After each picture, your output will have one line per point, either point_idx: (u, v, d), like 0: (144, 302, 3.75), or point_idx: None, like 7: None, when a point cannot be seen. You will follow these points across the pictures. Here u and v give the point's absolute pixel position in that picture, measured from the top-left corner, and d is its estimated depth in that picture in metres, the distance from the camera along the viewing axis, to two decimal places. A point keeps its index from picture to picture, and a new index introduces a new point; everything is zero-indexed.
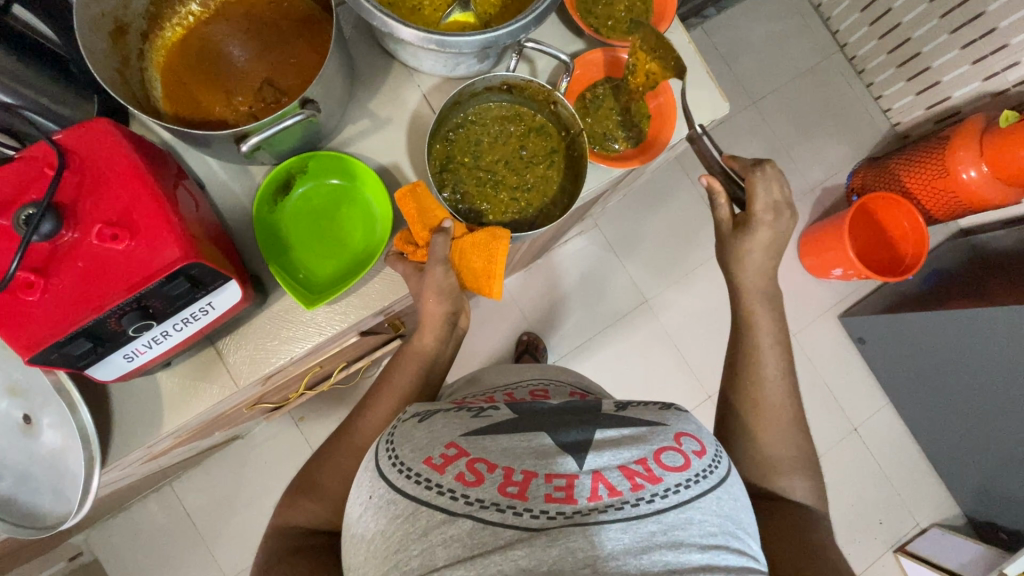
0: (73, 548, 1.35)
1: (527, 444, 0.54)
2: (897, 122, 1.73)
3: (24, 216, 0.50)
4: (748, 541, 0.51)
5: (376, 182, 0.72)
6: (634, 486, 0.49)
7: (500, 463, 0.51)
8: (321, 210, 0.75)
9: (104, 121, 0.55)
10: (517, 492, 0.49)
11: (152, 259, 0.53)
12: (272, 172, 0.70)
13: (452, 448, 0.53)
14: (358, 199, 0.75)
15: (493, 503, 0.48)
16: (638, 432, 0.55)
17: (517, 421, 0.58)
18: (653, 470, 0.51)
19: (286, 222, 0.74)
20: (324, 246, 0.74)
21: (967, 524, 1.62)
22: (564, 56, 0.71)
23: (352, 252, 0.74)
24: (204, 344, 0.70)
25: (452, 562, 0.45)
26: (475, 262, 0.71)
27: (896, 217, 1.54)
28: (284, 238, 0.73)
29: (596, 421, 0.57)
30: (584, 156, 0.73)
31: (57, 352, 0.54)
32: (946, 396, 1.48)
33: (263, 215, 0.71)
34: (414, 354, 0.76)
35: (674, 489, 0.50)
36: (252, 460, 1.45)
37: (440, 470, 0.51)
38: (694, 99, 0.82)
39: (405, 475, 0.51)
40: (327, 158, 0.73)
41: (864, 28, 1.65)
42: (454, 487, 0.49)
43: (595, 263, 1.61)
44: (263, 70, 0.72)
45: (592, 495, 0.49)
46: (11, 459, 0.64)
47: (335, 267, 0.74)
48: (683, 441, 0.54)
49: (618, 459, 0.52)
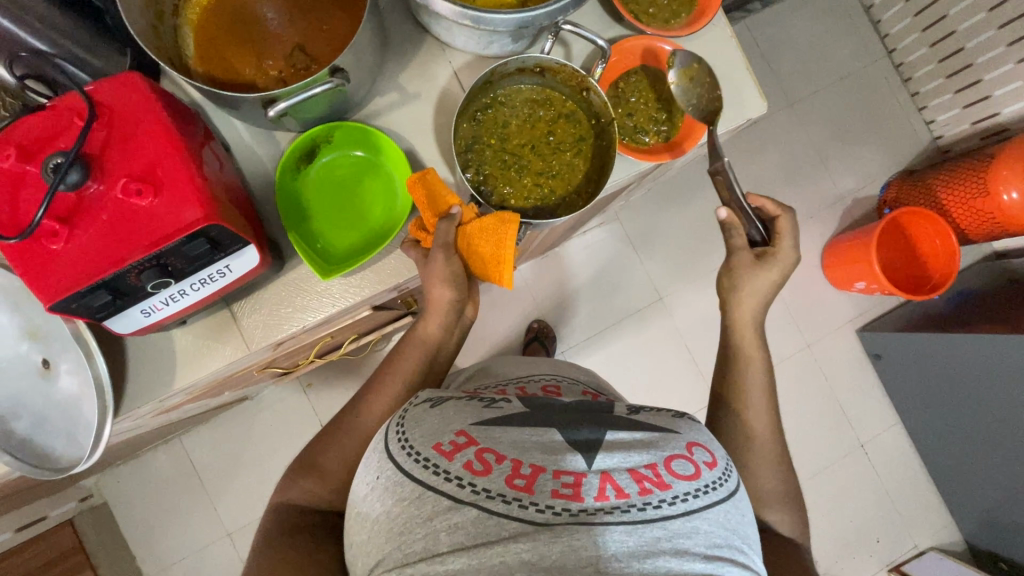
0: (83, 490, 1.40)
1: (537, 439, 0.54)
2: (939, 136, 1.67)
3: (52, 165, 0.51)
4: (753, 558, 0.51)
5: (400, 158, 0.72)
6: (643, 490, 0.49)
7: (509, 455, 0.51)
8: (344, 181, 0.75)
9: (134, 74, 0.55)
10: (524, 485, 0.49)
11: (174, 217, 0.53)
12: (298, 138, 0.70)
13: (462, 437, 0.53)
14: (379, 173, 0.75)
15: (500, 494, 0.48)
16: (651, 437, 0.55)
17: (529, 415, 0.58)
18: (663, 477, 0.50)
19: (308, 191, 0.74)
20: (344, 217, 0.74)
21: (967, 551, 1.60)
22: (601, 41, 0.69)
23: (372, 227, 0.74)
24: (219, 305, 0.71)
25: (456, 548, 0.46)
26: (483, 247, 0.70)
27: (928, 235, 1.49)
28: (305, 207, 0.73)
29: (608, 422, 0.56)
30: (613, 146, 0.71)
31: (77, 302, 0.54)
32: (959, 422, 1.45)
33: (286, 182, 0.72)
34: (415, 342, 0.77)
35: (682, 497, 0.49)
36: (259, 421, 1.48)
37: (449, 457, 0.51)
38: (733, 97, 0.80)
39: (414, 458, 0.52)
40: (352, 128, 0.72)
41: (916, 34, 1.58)
42: (463, 474, 0.49)
43: (611, 257, 1.59)
44: (296, 36, 0.72)
45: (599, 495, 0.48)
46: (28, 400, 0.66)
47: (352, 239, 0.74)
48: (695, 451, 0.54)
49: (628, 462, 0.51)
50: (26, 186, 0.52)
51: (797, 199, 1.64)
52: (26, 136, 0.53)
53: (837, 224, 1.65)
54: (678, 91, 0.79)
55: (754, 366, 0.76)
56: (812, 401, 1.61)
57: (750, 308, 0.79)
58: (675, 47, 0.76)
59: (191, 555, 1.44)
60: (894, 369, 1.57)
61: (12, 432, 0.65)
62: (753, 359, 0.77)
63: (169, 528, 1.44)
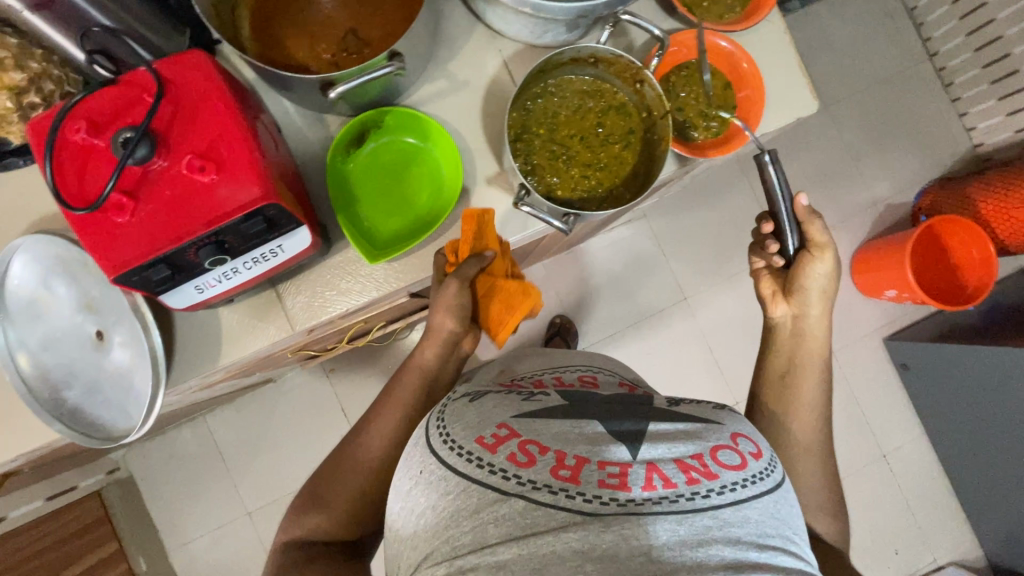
0: (111, 463, 1.43)
1: (580, 431, 0.53)
2: (979, 143, 1.63)
3: (122, 139, 0.52)
4: (804, 550, 0.50)
5: (450, 145, 0.72)
6: (690, 480, 0.49)
7: (553, 446, 0.51)
8: (391, 168, 0.75)
9: (199, 52, 0.56)
10: (570, 476, 0.49)
11: (236, 195, 0.54)
12: (350, 121, 0.70)
13: (504, 429, 0.53)
14: (427, 160, 0.75)
15: (546, 484, 0.48)
16: (694, 429, 0.55)
17: (569, 408, 0.58)
18: (709, 467, 0.50)
19: (355, 175, 0.74)
20: (389, 203, 0.75)
21: (989, 567, 1.57)
22: (658, 32, 0.68)
23: (417, 214, 0.75)
24: (265, 286, 0.72)
25: (505, 540, 0.46)
26: (494, 306, 0.80)
27: (965, 244, 1.46)
28: (351, 192, 0.74)
29: (648, 414, 0.57)
30: (665, 139, 0.71)
31: (138, 275, 0.56)
32: (989, 436, 1.42)
33: (334, 165, 0.72)
34: (411, 367, 0.77)
35: (730, 487, 0.49)
36: (282, 403, 1.50)
37: (493, 449, 0.51)
38: (784, 95, 0.79)
39: (456, 452, 0.52)
40: (404, 113, 0.72)
41: (960, 38, 1.54)
42: (507, 466, 0.49)
43: (637, 254, 1.58)
44: (348, 19, 0.72)
45: (646, 485, 0.48)
46: (80, 370, 0.68)
47: (397, 225, 0.75)
48: (740, 443, 0.54)
49: (674, 453, 0.51)
50: (94, 160, 0.54)
51: (829, 203, 1.61)
52: (95, 111, 0.54)
53: (870, 230, 1.62)
54: (729, 87, 0.78)
55: (811, 379, 0.75)
56: (835, 409, 1.59)
57: (811, 321, 0.77)
58: (731, 43, 0.75)
59: (210, 531, 1.46)
60: (922, 380, 1.54)
61: (65, 400, 0.67)
62: (810, 375, 0.76)
63: (191, 504, 1.47)
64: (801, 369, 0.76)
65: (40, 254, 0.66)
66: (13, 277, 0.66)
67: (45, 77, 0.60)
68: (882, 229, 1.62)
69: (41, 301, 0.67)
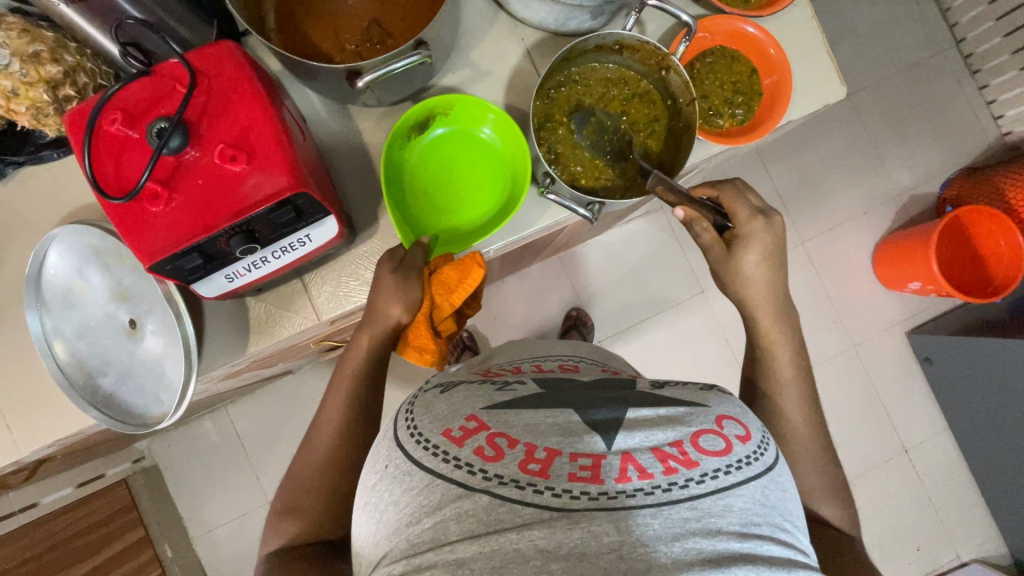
0: (136, 452, 1.46)
1: (552, 421, 0.52)
2: (1007, 131, 1.59)
3: (156, 130, 0.53)
4: (794, 534, 0.50)
5: (517, 142, 0.71)
6: (667, 470, 0.47)
7: (522, 439, 0.49)
8: (450, 157, 0.76)
9: (230, 43, 0.57)
10: (539, 469, 0.47)
11: (266, 185, 0.55)
12: (414, 106, 0.69)
13: (472, 422, 0.51)
14: (485, 151, 0.76)
15: (513, 479, 0.47)
16: (677, 413, 0.53)
17: (543, 396, 0.56)
18: (689, 455, 0.49)
19: (413, 162, 0.76)
20: (437, 188, 0.77)
21: (1013, 564, 1.54)
22: (686, 16, 0.66)
23: (473, 209, 0.77)
24: (291, 275, 0.73)
25: (465, 537, 0.45)
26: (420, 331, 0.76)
27: (992, 235, 1.43)
28: (408, 178, 0.76)
29: (628, 399, 0.55)
30: (693, 126, 0.70)
31: (171, 264, 0.57)
32: (1015, 431, 1.39)
33: (396, 151, 0.73)
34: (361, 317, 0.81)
35: (711, 474, 0.48)
36: (301, 394, 1.53)
37: (459, 443, 0.50)
38: (811, 81, 0.78)
39: (423, 446, 0.51)
40: (470, 102, 0.72)
41: (989, 23, 1.50)
42: (473, 460, 0.48)
43: (654, 246, 1.56)
44: (372, 9, 0.72)
45: (621, 477, 0.47)
46: (114, 357, 0.69)
47: (446, 214, 0.76)
48: (726, 426, 0.52)
49: (651, 441, 0.50)
50: (130, 151, 0.55)
51: (851, 194, 1.58)
52: (130, 102, 0.55)
53: (891, 221, 1.58)
54: (756, 74, 0.77)
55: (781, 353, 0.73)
56: (854, 403, 1.57)
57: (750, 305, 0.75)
58: (759, 28, 0.74)
59: (232, 520, 1.49)
60: (945, 374, 1.51)
61: (99, 387, 0.69)
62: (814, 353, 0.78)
63: (212, 492, 1.49)
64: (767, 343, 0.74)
65: (74, 245, 0.68)
66: (49, 268, 0.68)
67: (79, 70, 0.61)
68: (904, 220, 1.59)
69: (76, 291, 0.69)
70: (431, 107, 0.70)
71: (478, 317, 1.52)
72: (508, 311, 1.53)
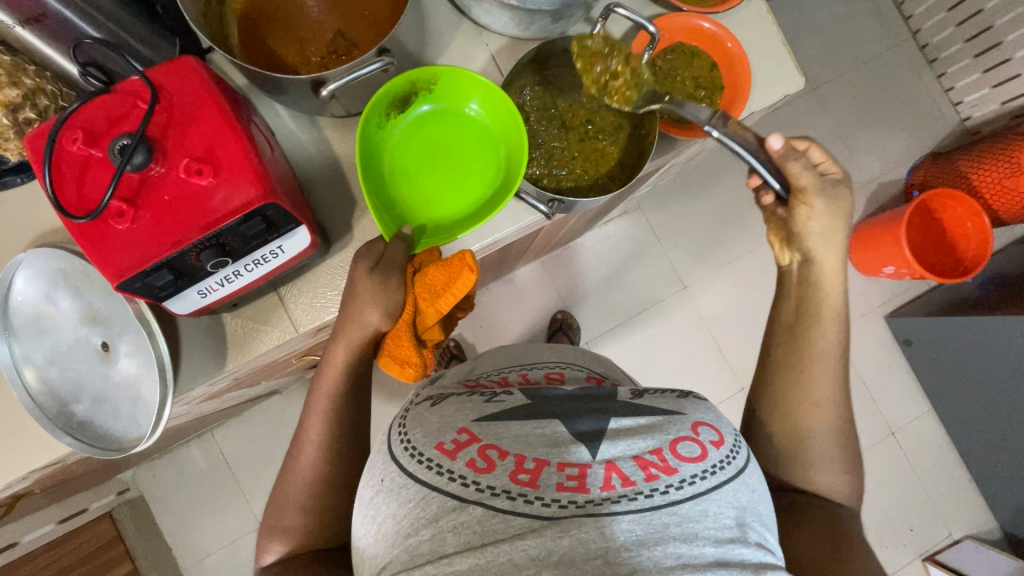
0: (121, 483, 1.42)
1: (540, 431, 0.52)
2: (967, 117, 1.64)
3: (119, 147, 0.52)
4: (764, 529, 0.51)
5: (506, 108, 0.72)
6: (648, 476, 0.48)
7: (513, 450, 0.50)
8: (431, 137, 0.76)
9: (192, 59, 0.57)
10: (529, 480, 0.47)
11: (232, 198, 0.55)
12: (394, 79, 0.68)
13: (464, 434, 0.51)
14: (471, 126, 0.77)
15: (504, 490, 0.47)
16: (653, 422, 0.54)
17: (532, 407, 0.56)
18: (668, 461, 0.49)
19: (393, 141, 0.75)
20: (426, 169, 0.76)
21: (1003, 538, 1.57)
22: (652, 28, 0.70)
23: (462, 195, 0.76)
24: (267, 290, 0.72)
25: (463, 550, 0.44)
26: (401, 344, 0.72)
27: (959, 216, 1.46)
28: (387, 157, 0.75)
29: (610, 409, 0.55)
30: (650, 136, 0.73)
31: (142, 281, 0.56)
32: (994, 406, 1.42)
33: (374, 127, 0.72)
34: None
35: (689, 480, 0.48)
36: (290, 413, 1.50)
37: (452, 456, 0.49)
38: (772, 75, 0.80)
39: (416, 459, 0.51)
40: (455, 74, 0.72)
41: (941, 14, 1.56)
42: (466, 473, 0.48)
43: (634, 246, 1.58)
44: (336, 21, 0.72)
45: (605, 486, 0.47)
46: (88, 382, 0.68)
47: (436, 197, 0.76)
48: (701, 432, 0.53)
49: (633, 449, 0.50)
50: (93, 169, 0.55)
51: None
52: (90, 121, 0.55)
53: (862, 209, 1.62)
54: (716, 68, 0.79)
55: (830, 329, 0.69)
56: None
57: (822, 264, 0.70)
58: (716, 24, 0.76)
59: (224, 547, 1.45)
60: (925, 354, 1.54)
61: (73, 414, 0.67)
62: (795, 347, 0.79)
63: (202, 520, 1.46)
64: (819, 317, 0.69)
65: (42, 270, 0.67)
66: (17, 294, 0.66)
67: (39, 92, 0.61)
68: (874, 207, 1.62)
69: (45, 316, 0.68)
70: (415, 79, 0.70)
71: (465, 326, 1.52)
72: (494, 318, 1.53)
